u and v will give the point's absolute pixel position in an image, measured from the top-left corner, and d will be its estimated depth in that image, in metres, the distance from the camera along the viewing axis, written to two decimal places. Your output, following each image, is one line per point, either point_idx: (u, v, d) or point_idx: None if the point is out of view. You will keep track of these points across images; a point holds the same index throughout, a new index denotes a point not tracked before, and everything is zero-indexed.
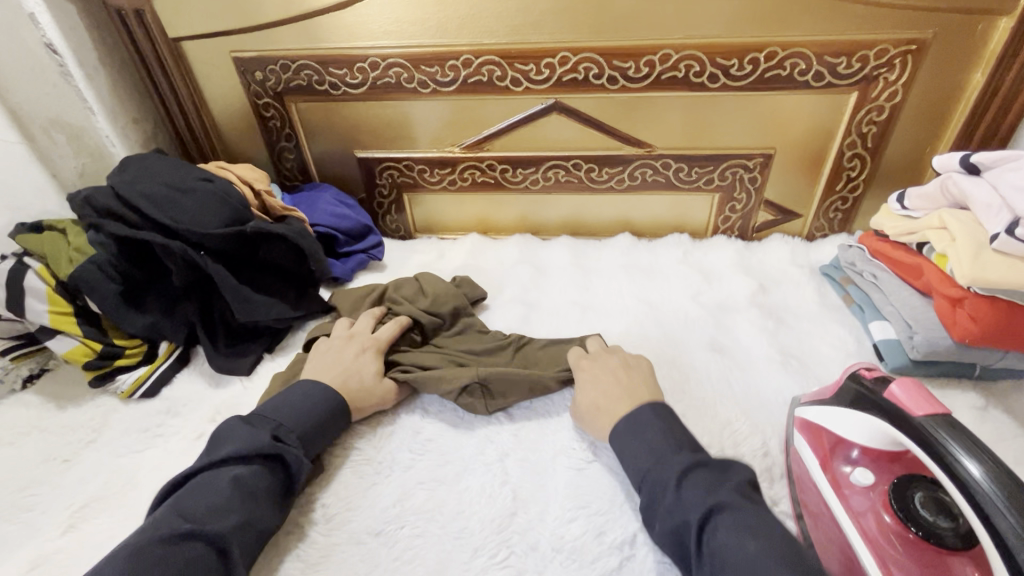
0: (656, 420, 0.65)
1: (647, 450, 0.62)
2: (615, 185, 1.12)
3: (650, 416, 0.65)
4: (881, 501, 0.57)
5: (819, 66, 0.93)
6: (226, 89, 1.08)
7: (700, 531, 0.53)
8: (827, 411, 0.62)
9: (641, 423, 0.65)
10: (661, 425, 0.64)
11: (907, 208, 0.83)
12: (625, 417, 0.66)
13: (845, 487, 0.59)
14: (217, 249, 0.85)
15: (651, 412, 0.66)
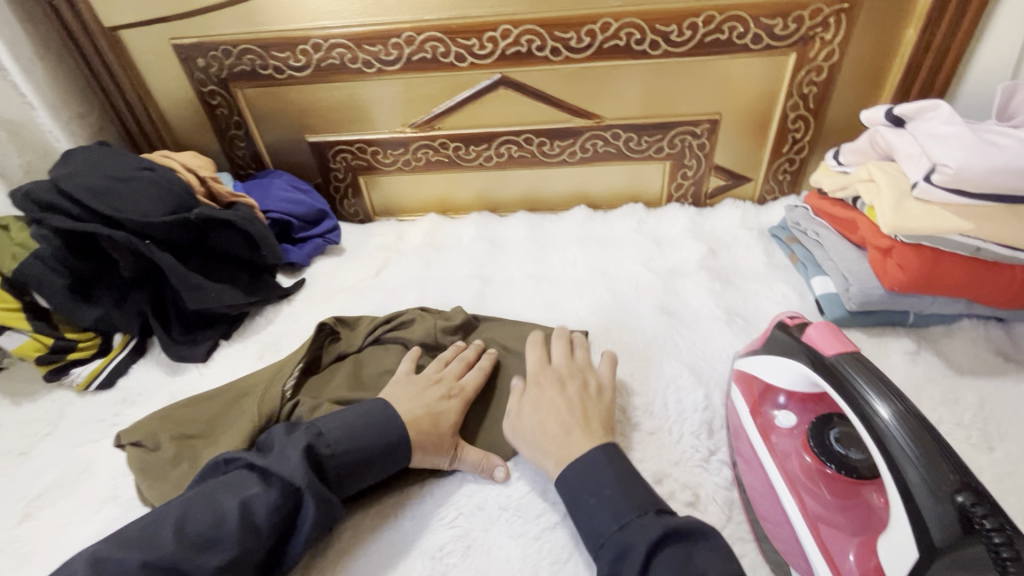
0: (601, 478, 0.58)
1: (598, 509, 0.56)
2: (567, 157, 1.13)
3: (600, 460, 0.59)
4: (801, 443, 0.60)
5: (757, 28, 0.94)
6: (170, 78, 1.07)
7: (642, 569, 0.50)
8: (755, 359, 0.65)
9: (586, 474, 0.59)
10: (616, 487, 0.57)
11: (840, 163, 0.86)
12: (579, 461, 0.60)
13: (771, 432, 0.62)
14: (163, 238, 0.85)
15: (605, 454, 0.60)
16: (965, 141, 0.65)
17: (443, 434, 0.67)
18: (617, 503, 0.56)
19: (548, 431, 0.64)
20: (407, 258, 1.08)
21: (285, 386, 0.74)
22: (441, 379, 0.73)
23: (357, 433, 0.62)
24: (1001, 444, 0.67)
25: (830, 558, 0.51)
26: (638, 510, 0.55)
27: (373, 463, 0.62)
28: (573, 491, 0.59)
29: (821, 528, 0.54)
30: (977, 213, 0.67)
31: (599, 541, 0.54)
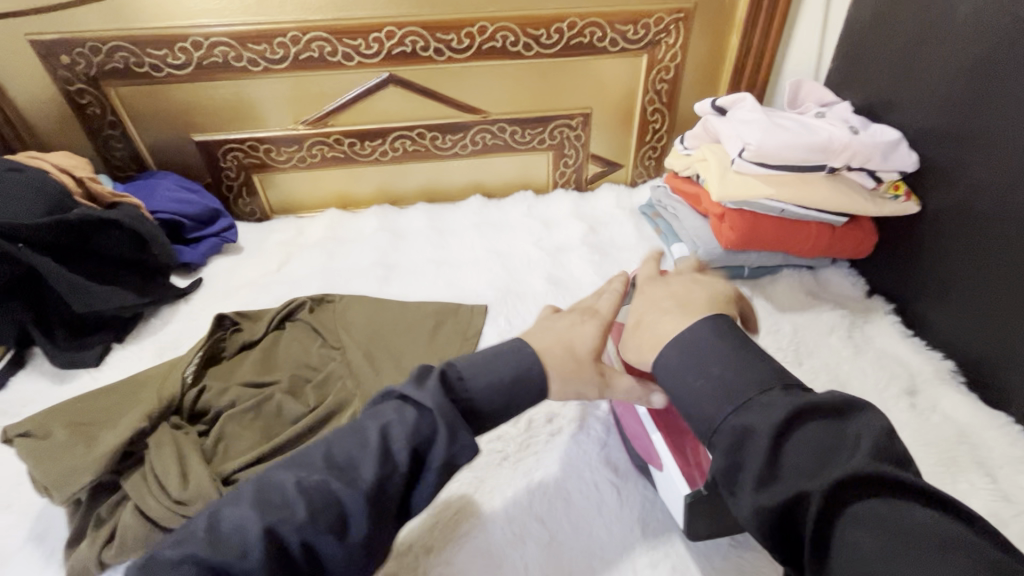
0: (702, 353, 0.47)
1: (699, 400, 0.45)
2: (460, 150, 1.21)
3: (686, 345, 0.48)
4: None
5: (612, 33, 1.09)
6: (29, 76, 1.00)
7: (774, 449, 0.39)
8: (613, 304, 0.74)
9: (679, 360, 0.48)
10: (709, 373, 0.46)
11: (686, 148, 1.02)
12: (674, 346, 0.49)
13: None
14: (41, 242, 0.82)
15: (688, 336, 0.49)
16: (763, 124, 0.83)
17: (582, 366, 0.53)
18: (719, 383, 0.45)
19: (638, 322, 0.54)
20: (309, 252, 1.10)
21: (186, 371, 0.76)
22: (573, 306, 0.59)
23: (482, 359, 0.51)
24: (807, 360, 0.86)
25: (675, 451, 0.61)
26: (731, 398, 0.43)
27: (512, 399, 0.50)
28: (666, 386, 0.48)
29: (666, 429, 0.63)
30: (778, 182, 0.85)
31: (710, 431, 0.44)
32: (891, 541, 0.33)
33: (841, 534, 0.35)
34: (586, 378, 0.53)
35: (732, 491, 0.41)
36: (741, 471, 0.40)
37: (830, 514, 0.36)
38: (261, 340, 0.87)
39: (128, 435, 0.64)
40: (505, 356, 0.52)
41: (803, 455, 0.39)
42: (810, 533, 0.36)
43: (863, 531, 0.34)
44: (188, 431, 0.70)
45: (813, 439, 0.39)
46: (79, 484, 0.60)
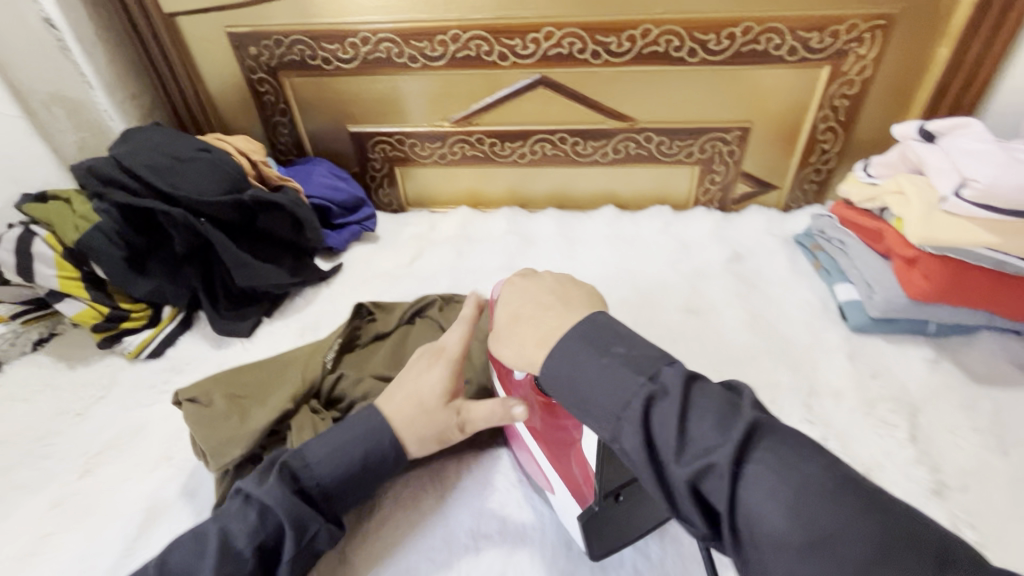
0: (604, 338, 0.50)
1: (603, 385, 0.47)
2: (599, 158, 1.16)
3: (574, 340, 0.50)
4: (533, 390, 0.64)
5: (793, 41, 0.97)
6: (222, 65, 1.11)
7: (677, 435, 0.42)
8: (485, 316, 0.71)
9: (574, 359, 0.49)
10: (599, 357, 0.48)
11: (871, 176, 0.89)
12: (579, 324, 0.51)
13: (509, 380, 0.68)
14: (217, 217, 0.90)
15: (581, 333, 0.50)
16: (996, 157, 0.68)
17: (433, 411, 0.61)
18: (616, 370, 0.47)
19: (516, 318, 0.59)
20: (439, 248, 1.11)
21: (326, 356, 0.78)
22: (425, 352, 0.66)
23: (327, 453, 0.58)
24: (1016, 450, 0.70)
25: (559, 471, 0.61)
26: (635, 378, 0.45)
27: (357, 478, 0.59)
28: (569, 378, 0.49)
29: (552, 448, 0.62)
30: (1004, 229, 0.70)
31: (625, 408, 0.45)
32: (795, 490, 0.37)
33: (749, 494, 0.38)
34: (437, 418, 0.61)
35: (658, 468, 0.42)
36: (658, 443, 0.43)
37: (735, 474, 0.39)
38: (393, 333, 0.88)
39: (276, 414, 0.68)
40: (345, 445, 0.59)
41: (711, 426, 0.41)
42: (725, 495, 0.39)
43: (768, 489, 0.38)
44: (324, 416, 0.72)
45: (709, 406, 0.43)
46: (233, 456, 0.65)
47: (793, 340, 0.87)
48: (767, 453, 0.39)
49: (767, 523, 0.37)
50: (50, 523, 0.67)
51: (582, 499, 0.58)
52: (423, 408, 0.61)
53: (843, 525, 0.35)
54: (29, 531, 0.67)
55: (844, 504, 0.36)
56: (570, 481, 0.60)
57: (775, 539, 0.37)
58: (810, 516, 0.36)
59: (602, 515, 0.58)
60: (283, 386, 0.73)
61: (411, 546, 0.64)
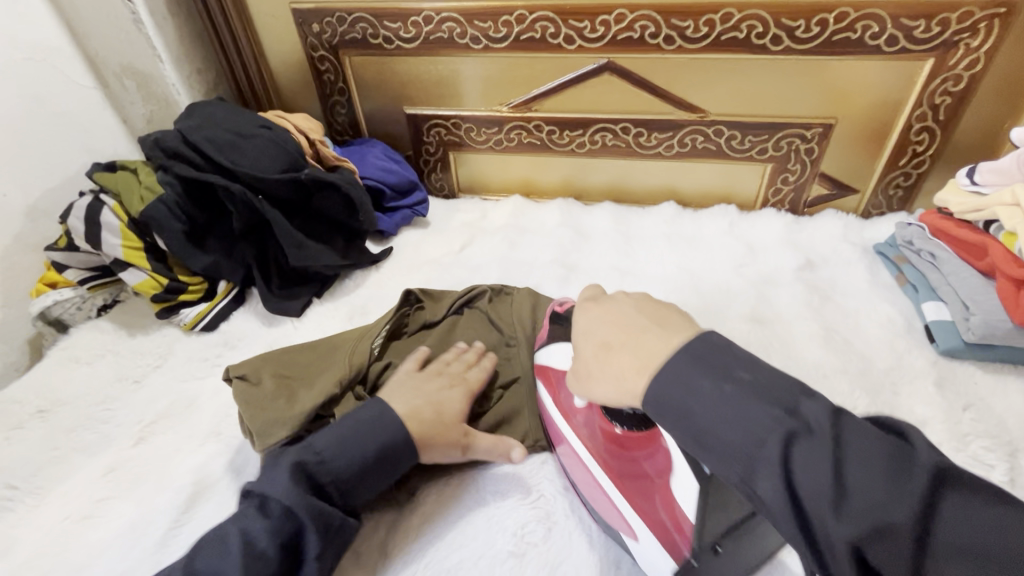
0: (712, 361, 0.45)
1: (720, 417, 0.43)
2: (663, 151, 1.09)
3: (677, 361, 0.46)
4: (598, 415, 0.63)
5: (894, 29, 0.88)
6: (284, 41, 1.11)
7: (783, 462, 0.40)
8: (545, 352, 0.72)
9: (681, 380, 0.45)
10: (733, 385, 0.43)
11: (976, 183, 0.80)
12: (653, 379, 0.47)
13: (573, 416, 0.65)
14: (274, 194, 0.90)
15: (686, 357, 0.46)
16: None
17: (449, 424, 0.66)
18: (742, 400, 0.43)
19: (609, 346, 0.53)
20: (491, 237, 1.08)
21: (374, 342, 0.76)
22: (443, 372, 0.72)
23: (346, 441, 0.60)
24: None
25: (643, 514, 0.57)
26: (770, 413, 0.42)
27: (367, 469, 0.60)
28: (657, 398, 0.47)
29: (628, 484, 0.59)
30: None
31: (764, 438, 0.41)
32: (854, 473, 0.38)
33: (802, 482, 0.39)
34: (449, 435, 0.65)
35: (799, 516, 0.39)
36: (802, 491, 0.39)
37: (920, 532, 0.36)
38: (442, 322, 0.86)
39: (322, 399, 0.68)
40: (361, 435, 0.61)
41: (820, 463, 0.39)
42: (855, 532, 0.36)
43: (816, 468, 0.39)
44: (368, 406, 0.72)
45: (869, 452, 0.39)
46: (279, 437, 0.65)
47: (869, 362, 0.80)
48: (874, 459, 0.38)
49: (794, 475, 0.39)
50: (107, 488, 0.70)
51: (674, 550, 0.54)
52: (442, 419, 0.66)
53: (980, 529, 0.34)
54: (88, 493, 0.69)
55: (920, 492, 0.36)
56: (657, 525, 0.56)
57: (803, 484, 0.39)
58: (879, 499, 0.37)
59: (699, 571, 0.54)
60: (331, 371, 0.72)
61: (452, 548, 0.61)
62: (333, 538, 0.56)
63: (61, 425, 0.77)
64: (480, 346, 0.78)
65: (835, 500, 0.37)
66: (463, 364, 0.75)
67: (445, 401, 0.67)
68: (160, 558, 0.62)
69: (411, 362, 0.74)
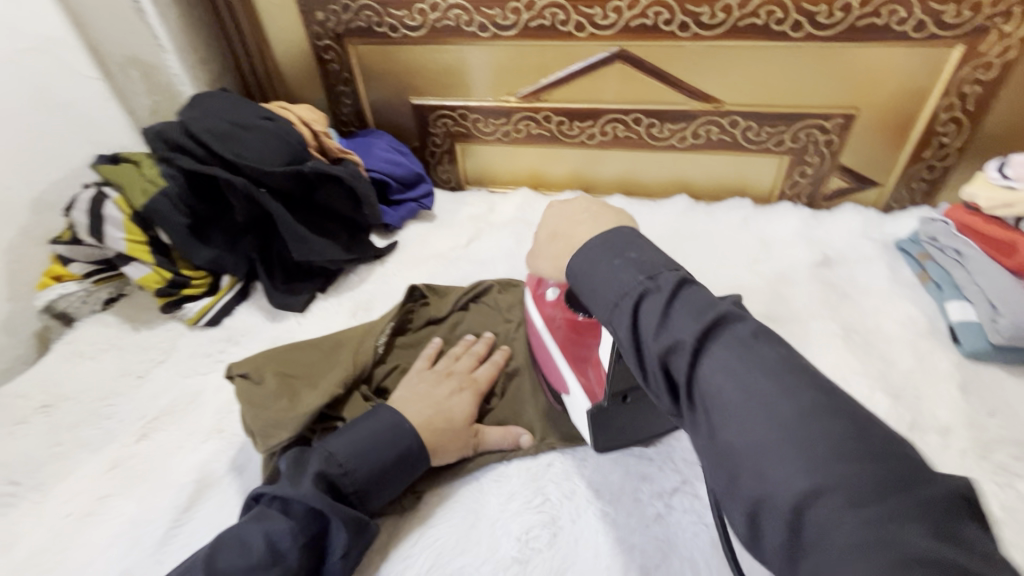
0: (618, 245, 0.51)
1: (604, 277, 0.50)
2: (676, 142, 1.06)
3: (597, 246, 0.52)
4: (562, 308, 0.68)
5: (922, 14, 0.83)
6: (288, 30, 1.09)
7: (693, 352, 0.43)
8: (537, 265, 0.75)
9: (607, 269, 0.50)
10: (617, 255, 0.50)
11: (1007, 177, 0.75)
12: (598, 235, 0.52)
13: (542, 299, 0.71)
14: (277, 187, 0.88)
15: (602, 240, 0.52)
16: None
17: (459, 430, 0.66)
18: (625, 267, 0.49)
19: (556, 234, 0.60)
20: (498, 231, 1.06)
21: (379, 340, 0.75)
22: (452, 373, 0.72)
23: (367, 448, 0.60)
24: None
25: (576, 378, 0.64)
26: (705, 309, 0.45)
27: (387, 476, 0.60)
28: (585, 276, 0.51)
29: (572, 360, 0.65)
30: None
31: (622, 297, 0.48)
32: (759, 382, 0.41)
33: (708, 370, 0.42)
34: (459, 437, 0.66)
35: (635, 337, 0.46)
36: (702, 380, 0.42)
37: (698, 349, 0.43)
38: (446, 319, 0.84)
39: (326, 399, 0.67)
40: (380, 443, 0.61)
41: (688, 317, 0.44)
42: (689, 368, 0.43)
43: (727, 369, 0.42)
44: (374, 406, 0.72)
45: (693, 299, 0.46)
46: (282, 438, 0.63)
47: (889, 363, 0.77)
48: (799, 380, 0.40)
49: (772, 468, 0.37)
50: (110, 485, 0.69)
51: (592, 396, 0.62)
52: (451, 423, 0.66)
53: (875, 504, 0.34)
54: (90, 490, 0.69)
55: (827, 423, 0.38)
56: (585, 386, 0.63)
57: (737, 417, 0.40)
58: (786, 426, 0.38)
59: (609, 414, 0.62)
60: (334, 370, 0.71)
61: (454, 552, 0.60)
62: (359, 539, 0.56)
63: (66, 420, 0.77)
64: (488, 338, 0.78)
65: (774, 439, 0.38)
66: (469, 360, 0.74)
67: (453, 407, 0.67)
68: (161, 557, 0.62)
69: (420, 361, 0.75)
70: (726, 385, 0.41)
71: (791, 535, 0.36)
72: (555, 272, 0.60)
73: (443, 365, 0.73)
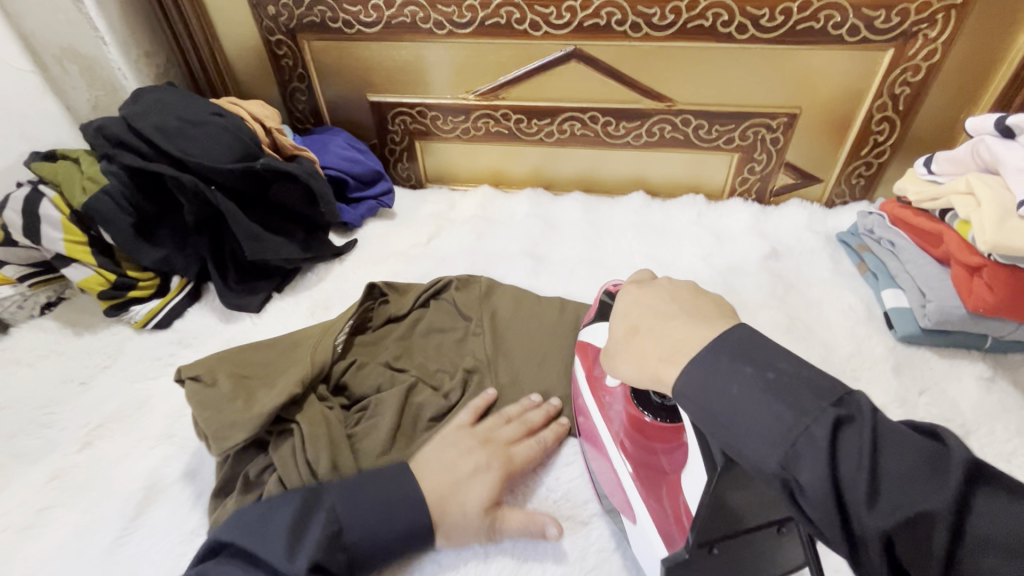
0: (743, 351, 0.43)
1: (748, 421, 0.40)
2: (632, 140, 1.09)
3: (705, 362, 0.44)
4: (629, 404, 0.62)
5: (855, 19, 0.88)
6: (239, 25, 1.06)
7: (886, 537, 0.35)
8: (591, 327, 0.71)
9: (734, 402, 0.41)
10: (752, 378, 0.41)
11: (932, 173, 0.81)
12: (719, 338, 0.44)
13: (606, 403, 0.65)
14: (228, 185, 0.86)
15: (728, 350, 0.43)
16: None
17: (469, 510, 0.59)
18: (774, 399, 0.40)
19: (636, 330, 0.52)
20: (459, 229, 1.06)
21: (336, 339, 0.74)
22: (490, 441, 0.65)
23: (376, 523, 0.56)
24: None
25: (646, 507, 0.56)
26: (799, 411, 0.38)
27: (389, 548, 0.57)
28: (701, 403, 0.43)
29: (640, 474, 0.58)
30: None
31: (787, 436, 0.38)
32: (923, 491, 0.35)
33: (845, 474, 0.36)
34: (470, 521, 0.59)
35: (837, 516, 0.36)
36: (844, 484, 0.36)
37: (928, 516, 0.34)
38: (406, 316, 0.84)
39: (282, 399, 0.65)
40: (393, 518, 0.57)
41: (808, 404, 0.38)
42: (877, 530, 0.35)
43: (896, 479, 0.35)
44: (332, 406, 0.71)
45: (884, 453, 0.36)
46: (237, 440, 0.62)
47: (831, 348, 0.81)
48: (935, 470, 0.35)
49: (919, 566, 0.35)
50: (51, 497, 0.66)
51: (669, 542, 0.53)
52: (463, 511, 0.59)
53: (1018, 518, 0.33)
54: (29, 503, 0.65)
55: (1016, 504, 0.34)
56: (660, 518, 0.54)
57: (984, 549, 0.33)
58: (1001, 522, 0.33)
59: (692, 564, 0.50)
60: (290, 370, 0.70)
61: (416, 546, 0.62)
62: None
63: (2, 431, 0.73)
64: (549, 405, 0.71)
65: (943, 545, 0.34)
66: (517, 430, 0.67)
67: (471, 489, 0.60)
68: (108, 568, 0.59)
69: (463, 418, 0.68)
70: (993, 524, 0.34)
71: (863, 542, 0.36)
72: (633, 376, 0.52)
73: (484, 428, 0.67)
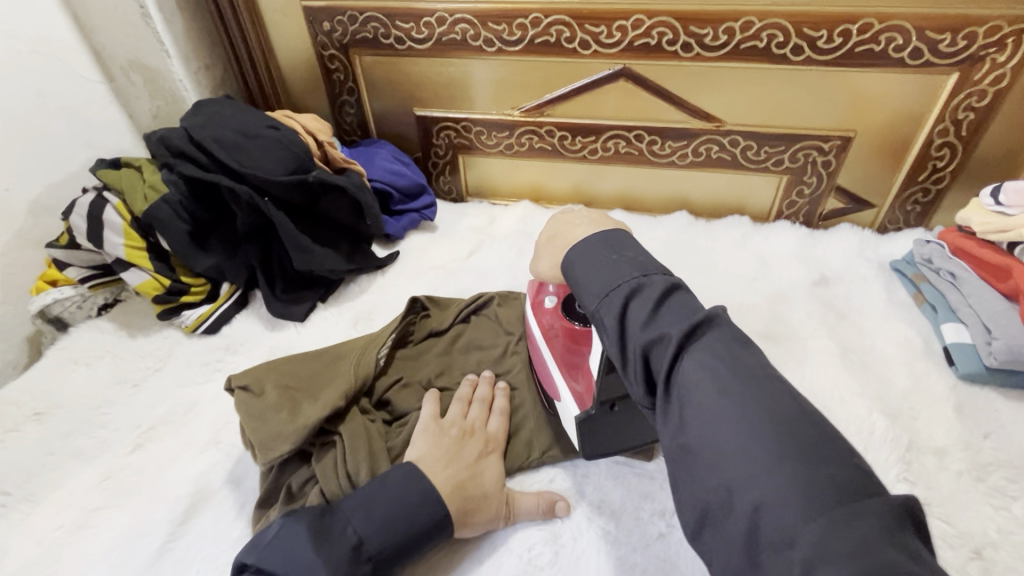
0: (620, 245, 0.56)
1: (604, 270, 0.53)
2: (677, 160, 1.07)
3: (595, 242, 0.57)
4: (561, 318, 0.74)
5: (919, 42, 0.86)
6: (294, 40, 1.09)
7: (675, 356, 0.45)
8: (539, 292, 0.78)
9: (596, 261, 0.55)
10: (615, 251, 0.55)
11: (1001, 204, 0.77)
12: (600, 234, 0.57)
13: (541, 314, 0.75)
14: (281, 196, 0.88)
15: (603, 239, 0.57)
16: None
17: (490, 489, 0.62)
18: (621, 265, 0.53)
19: (553, 239, 0.67)
20: (499, 243, 1.06)
21: (380, 352, 0.75)
22: (469, 429, 0.68)
23: (394, 518, 0.56)
24: None
25: (569, 387, 0.67)
26: (635, 274, 0.51)
27: (417, 540, 0.57)
28: (576, 265, 0.56)
29: (566, 368, 0.69)
30: None
31: (615, 287, 0.51)
32: (732, 396, 0.42)
33: (688, 367, 0.44)
34: (493, 502, 0.62)
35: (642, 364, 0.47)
36: (670, 368, 0.45)
37: (685, 350, 0.45)
38: (447, 332, 0.84)
39: (328, 411, 0.66)
40: (406, 510, 0.57)
41: (678, 318, 0.47)
42: (669, 369, 0.45)
43: (707, 370, 0.43)
44: (375, 420, 0.71)
45: (706, 339, 0.45)
46: (283, 451, 0.63)
47: (887, 384, 0.78)
48: (734, 387, 0.42)
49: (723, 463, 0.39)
50: (104, 497, 0.68)
51: (581, 403, 0.64)
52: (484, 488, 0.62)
53: (757, 404, 0.41)
54: (83, 502, 0.68)
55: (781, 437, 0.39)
56: (575, 395, 0.66)
57: (707, 419, 0.41)
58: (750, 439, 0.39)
59: (597, 421, 0.64)
60: (336, 381, 0.71)
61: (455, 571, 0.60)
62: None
63: (59, 429, 0.76)
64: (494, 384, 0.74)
65: (737, 448, 0.39)
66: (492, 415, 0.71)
67: (483, 470, 0.64)
68: (154, 573, 0.61)
69: (428, 409, 0.70)
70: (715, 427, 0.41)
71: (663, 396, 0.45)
72: (552, 270, 0.67)
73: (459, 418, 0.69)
